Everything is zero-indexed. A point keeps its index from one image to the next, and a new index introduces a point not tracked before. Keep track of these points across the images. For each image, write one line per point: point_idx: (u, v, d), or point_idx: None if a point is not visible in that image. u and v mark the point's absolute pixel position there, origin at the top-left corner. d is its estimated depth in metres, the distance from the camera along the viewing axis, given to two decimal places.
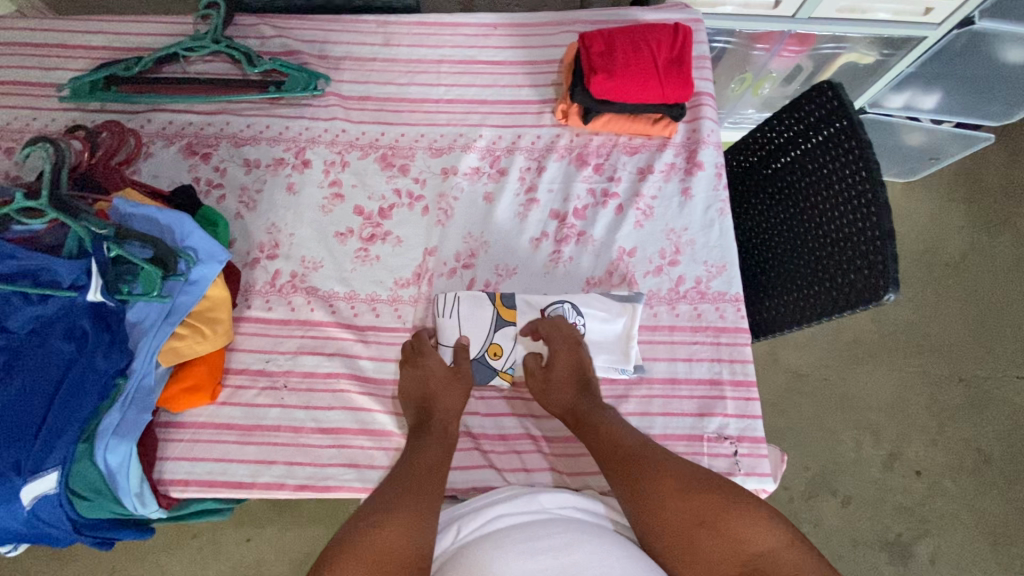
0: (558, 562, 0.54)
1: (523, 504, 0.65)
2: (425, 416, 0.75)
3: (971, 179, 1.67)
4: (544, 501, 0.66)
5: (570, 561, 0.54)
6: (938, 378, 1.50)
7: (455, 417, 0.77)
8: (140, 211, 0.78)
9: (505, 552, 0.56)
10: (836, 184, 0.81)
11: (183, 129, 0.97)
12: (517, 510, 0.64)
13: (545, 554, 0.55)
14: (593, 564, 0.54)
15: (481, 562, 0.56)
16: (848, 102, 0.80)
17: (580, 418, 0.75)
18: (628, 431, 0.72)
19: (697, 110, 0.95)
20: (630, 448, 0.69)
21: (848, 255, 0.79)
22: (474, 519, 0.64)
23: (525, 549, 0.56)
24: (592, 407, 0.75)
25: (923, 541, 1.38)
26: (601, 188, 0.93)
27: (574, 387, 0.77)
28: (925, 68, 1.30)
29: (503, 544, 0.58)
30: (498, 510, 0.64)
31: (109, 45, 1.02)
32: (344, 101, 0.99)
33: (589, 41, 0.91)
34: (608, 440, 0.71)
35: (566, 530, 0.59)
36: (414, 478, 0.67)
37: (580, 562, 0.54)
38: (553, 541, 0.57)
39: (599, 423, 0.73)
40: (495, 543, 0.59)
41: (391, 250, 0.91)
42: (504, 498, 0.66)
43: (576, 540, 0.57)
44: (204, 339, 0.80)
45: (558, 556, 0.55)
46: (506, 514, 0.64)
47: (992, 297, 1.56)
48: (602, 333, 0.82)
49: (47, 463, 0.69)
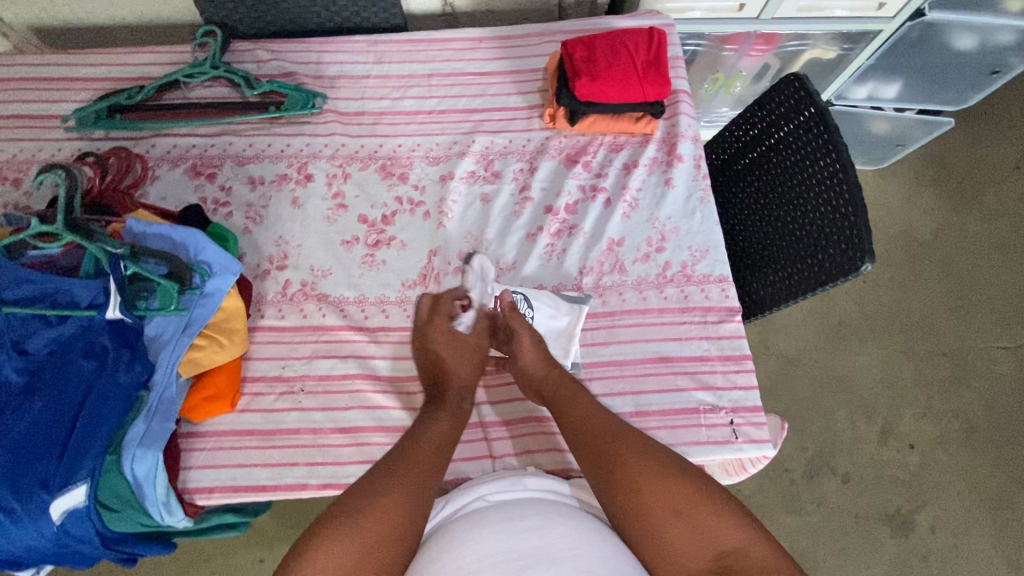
0: (529, 539, 0.56)
1: (509, 485, 0.70)
2: (443, 389, 0.79)
3: (936, 162, 1.76)
4: (529, 483, 0.71)
5: (543, 541, 0.56)
6: (922, 353, 1.57)
7: (469, 398, 0.81)
8: (153, 230, 0.81)
9: (482, 531, 0.59)
10: (809, 168, 0.87)
11: (187, 152, 1.01)
12: (502, 490, 0.69)
13: (520, 530, 0.57)
14: (563, 544, 0.55)
15: (459, 537, 0.59)
16: (814, 91, 0.86)
17: (558, 405, 0.76)
18: (607, 416, 0.72)
19: (675, 106, 1.01)
20: (608, 432, 0.70)
21: (825, 232, 0.85)
22: (464, 496, 0.69)
23: (502, 526, 0.59)
24: (570, 392, 0.77)
25: (922, 511, 1.43)
26: (590, 184, 0.98)
27: (551, 375, 0.79)
28: (883, 60, 1.38)
29: (483, 521, 0.61)
30: (485, 490, 0.69)
31: (110, 76, 1.06)
32: (341, 116, 1.04)
33: (570, 48, 0.97)
34: (584, 427, 0.72)
35: (545, 511, 0.62)
36: (417, 453, 0.68)
37: (551, 544, 0.55)
38: (531, 520, 0.60)
39: (575, 407, 0.75)
40: (475, 521, 0.62)
41: (396, 254, 0.95)
42: (491, 480, 0.71)
43: (553, 520, 0.60)
44: (221, 349, 0.82)
45: (531, 534, 0.57)
46: (491, 495, 0.69)
47: (965, 273, 1.64)
48: (547, 327, 0.87)
49: (75, 478, 0.70)
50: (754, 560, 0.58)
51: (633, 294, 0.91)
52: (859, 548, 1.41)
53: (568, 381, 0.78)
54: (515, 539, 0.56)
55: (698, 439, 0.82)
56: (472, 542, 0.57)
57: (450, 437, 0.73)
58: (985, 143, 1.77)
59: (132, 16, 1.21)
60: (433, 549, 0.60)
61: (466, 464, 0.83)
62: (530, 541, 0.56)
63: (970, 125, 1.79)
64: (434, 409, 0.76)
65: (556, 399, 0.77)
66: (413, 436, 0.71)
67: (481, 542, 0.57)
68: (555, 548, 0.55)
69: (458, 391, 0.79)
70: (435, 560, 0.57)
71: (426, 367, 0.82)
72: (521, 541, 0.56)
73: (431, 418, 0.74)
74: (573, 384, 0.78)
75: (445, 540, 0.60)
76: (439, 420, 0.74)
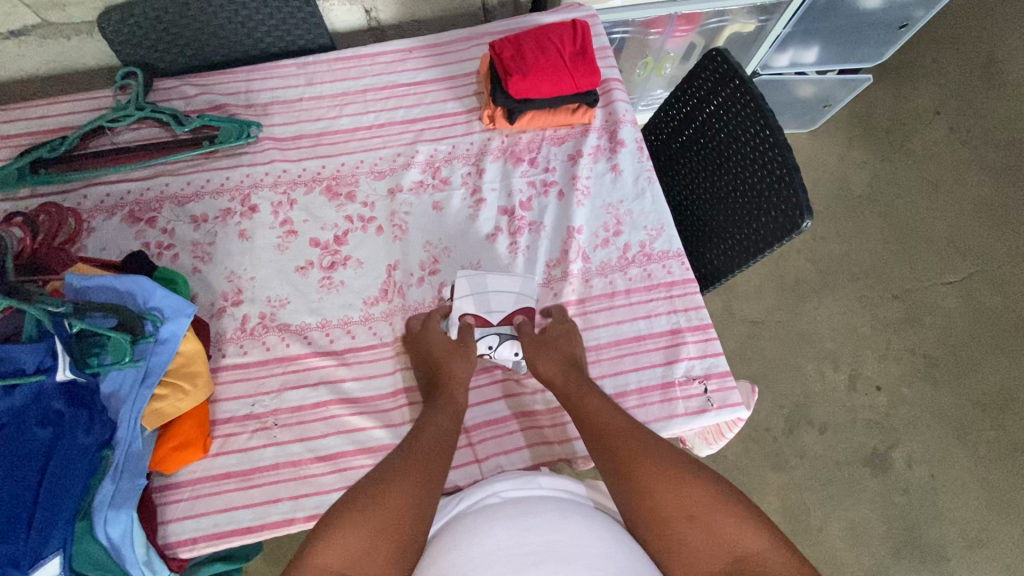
0: (543, 538, 0.54)
1: (524, 483, 0.66)
2: (436, 379, 0.79)
3: (862, 117, 1.85)
4: (544, 481, 0.67)
5: (553, 539, 0.54)
6: (875, 298, 1.65)
7: (462, 387, 0.78)
8: (95, 283, 0.78)
9: (495, 526, 0.57)
10: (742, 137, 0.91)
11: (122, 199, 0.97)
12: (518, 487, 0.65)
13: (532, 527, 0.56)
14: (573, 542, 0.54)
15: (470, 531, 0.57)
16: (736, 64, 0.91)
17: (572, 398, 0.75)
18: (615, 412, 0.72)
19: (609, 95, 1.04)
20: (621, 431, 0.69)
21: (766, 196, 0.88)
22: (476, 492, 0.66)
23: (515, 523, 0.57)
24: (583, 390, 0.75)
25: (897, 448, 1.50)
26: (540, 179, 1.00)
27: (563, 375, 0.78)
28: (799, 27, 1.44)
29: (496, 516, 0.59)
30: (500, 486, 0.66)
31: (30, 131, 1.02)
32: (279, 143, 1.03)
33: (499, 48, 0.98)
34: (595, 422, 0.71)
35: (559, 509, 0.60)
36: (423, 446, 0.69)
37: (563, 541, 0.54)
38: (543, 518, 0.57)
39: (590, 402, 0.73)
40: (488, 517, 0.59)
41: (353, 273, 0.94)
42: (506, 476, 0.67)
43: (565, 518, 0.58)
44: (186, 395, 0.80)
45: (544, 532, 0.55)
46: (505, 490, 0.65)
47: (904, 218, 1.73)
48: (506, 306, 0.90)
49: (45, 552, 0.65)
50: (768, 566, 0.55)
51: (599, 280, 0.93)
52: (845, 493, 1.46)
53: (584, 384, 0.76)
54: (528, 535, 0.54)
55: (673, 411, 0.84)
56: (482, 537, 0.55)
57: (451, 427, 0.73)
58: (903, 93, 1.87)
59: (45, 66, 1.16)
60: (441, 545, 0.58)
61: (451, 473, 0.82)
62: (541, 538, 0.54)
63: (887, 79, 1.89)
64: (433, 402, 0.76)
65: (568, 393, 0.76)
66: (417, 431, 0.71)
67: (493, 537, 0.55)
68: (568, 545, 0.53)
69: (450, 380, 0.78)
70: (444, 555, 0.55)
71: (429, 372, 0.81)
72: (533, 539, 0.54)
73: (435, 409, 0.74)
74: (589, 384, 0.77)
75: (454, 536, 0.58)
76: (440, 410, 0.74)
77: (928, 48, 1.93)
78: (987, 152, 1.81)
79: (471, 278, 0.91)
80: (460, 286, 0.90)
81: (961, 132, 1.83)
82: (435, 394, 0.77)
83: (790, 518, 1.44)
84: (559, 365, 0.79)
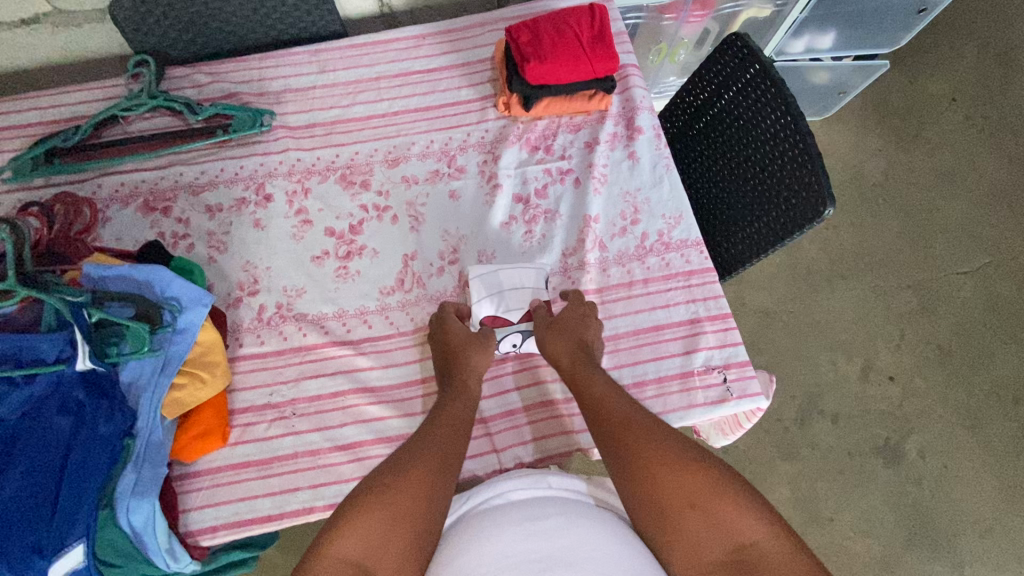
0: (548, 542, 0.54)
1: (533, 482, 0.65)
2: (449, 368, 0.79)
3: (879, 104, 1.82)
4: (554, 481, 0.66)
5: (562, 545, 0.53)
6: (889, 289, 1.63)
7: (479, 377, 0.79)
8: (112, 272, 0.78)
9: (503, 530, 0.56)
10: (763, 122, 0.89)
11: (136, 188, 0.97)
12: (528, 487, 0.64)
13: (540, 531, 0.55)
14: (582, 547, 0.53)
15: (477, 535, 0.57)
16: (757, 49, 0.88)
17: (577, 391, 0.75)
18: (619, 399, 0.71)
19: (626, 80, 1.03)
20: (626, 419, 0.68)
21: (787, 182, 0.86)
22: (486, 490, 0.65)
23: (523, 527, 0.56)
24: (586, 374, 0.75)
25: (910, 439, 1.49)
26: (556, 167, 0.99)
27: (572, 359, 0.77)
28: (817, 12, 1.41)
29: (503, 519, 0.58)
30: (509, 486, 0.65)
31: (42, 120, 1.01)
32: (293, 131, 1.02)
33: (516, 33, 0.97)
34: (596, 409, 0.71)
35: (567, 513, 0.59)
36: (440, 437, 0.68)
37: (572, 546, 0.53)
38: (552, 521, 0.57)
39: (594, 391, 0.73)
40: (496, 521, 0.59)
41: (369, 263, 0.94)
42: (514, 475, 0.66)
43: (574, 521, 0.57)
44: (204, 385, 0.79)
45: (551, 536, 0.54)
46: (515, 490, 0.64)
47: (918, 207, 1.71)
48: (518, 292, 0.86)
49: (69, 538, 0.66)
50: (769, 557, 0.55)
51: (616, 269, 0.92)
52: (856, 483, 1.46)
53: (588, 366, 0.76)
54: (535, 541, 0.54)
55: (692, 401, 0.83)
56: (491, 541, 0.55)
57: (463, 415, 0.73)
58: (920, 79, 1.84)
59: (55, 55, 1.15)
60: (451, 547, 0.58)
61: (468, 461, 0.83)
62: (549, 545, 0.53)
63: (904, 65, 1.86)
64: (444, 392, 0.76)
65: (577, 383, 0.75)
66: (430, 422, 0.71)
67: (501, 542, 0.54)
68: (575, 550, 0.53)
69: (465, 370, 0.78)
70: (454, 559, 0.55)
71: (442, 364, 0.80)
72: (540, 544, 0.53)
73: (451, 401, 0.74)
74: (593, 369, 0.76)
75: (463, 538, 0.58)
76: (457, 401, 0.74)
77: (945, 33, 1.89)
78: (1003, 139, 1.78)
79: (482, 279, 0.86)
80: (476, 288, 0.86)
81: (977, 119, 1.80)
82: (447, 381, 0.78)
83: (802, 508, 1.44)
84: (570, 349, 0.78)
